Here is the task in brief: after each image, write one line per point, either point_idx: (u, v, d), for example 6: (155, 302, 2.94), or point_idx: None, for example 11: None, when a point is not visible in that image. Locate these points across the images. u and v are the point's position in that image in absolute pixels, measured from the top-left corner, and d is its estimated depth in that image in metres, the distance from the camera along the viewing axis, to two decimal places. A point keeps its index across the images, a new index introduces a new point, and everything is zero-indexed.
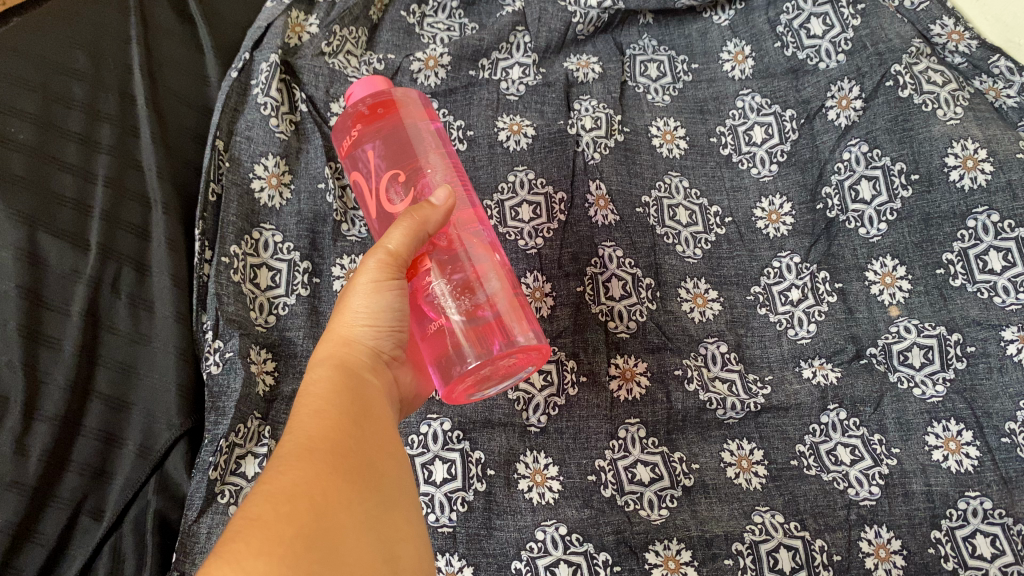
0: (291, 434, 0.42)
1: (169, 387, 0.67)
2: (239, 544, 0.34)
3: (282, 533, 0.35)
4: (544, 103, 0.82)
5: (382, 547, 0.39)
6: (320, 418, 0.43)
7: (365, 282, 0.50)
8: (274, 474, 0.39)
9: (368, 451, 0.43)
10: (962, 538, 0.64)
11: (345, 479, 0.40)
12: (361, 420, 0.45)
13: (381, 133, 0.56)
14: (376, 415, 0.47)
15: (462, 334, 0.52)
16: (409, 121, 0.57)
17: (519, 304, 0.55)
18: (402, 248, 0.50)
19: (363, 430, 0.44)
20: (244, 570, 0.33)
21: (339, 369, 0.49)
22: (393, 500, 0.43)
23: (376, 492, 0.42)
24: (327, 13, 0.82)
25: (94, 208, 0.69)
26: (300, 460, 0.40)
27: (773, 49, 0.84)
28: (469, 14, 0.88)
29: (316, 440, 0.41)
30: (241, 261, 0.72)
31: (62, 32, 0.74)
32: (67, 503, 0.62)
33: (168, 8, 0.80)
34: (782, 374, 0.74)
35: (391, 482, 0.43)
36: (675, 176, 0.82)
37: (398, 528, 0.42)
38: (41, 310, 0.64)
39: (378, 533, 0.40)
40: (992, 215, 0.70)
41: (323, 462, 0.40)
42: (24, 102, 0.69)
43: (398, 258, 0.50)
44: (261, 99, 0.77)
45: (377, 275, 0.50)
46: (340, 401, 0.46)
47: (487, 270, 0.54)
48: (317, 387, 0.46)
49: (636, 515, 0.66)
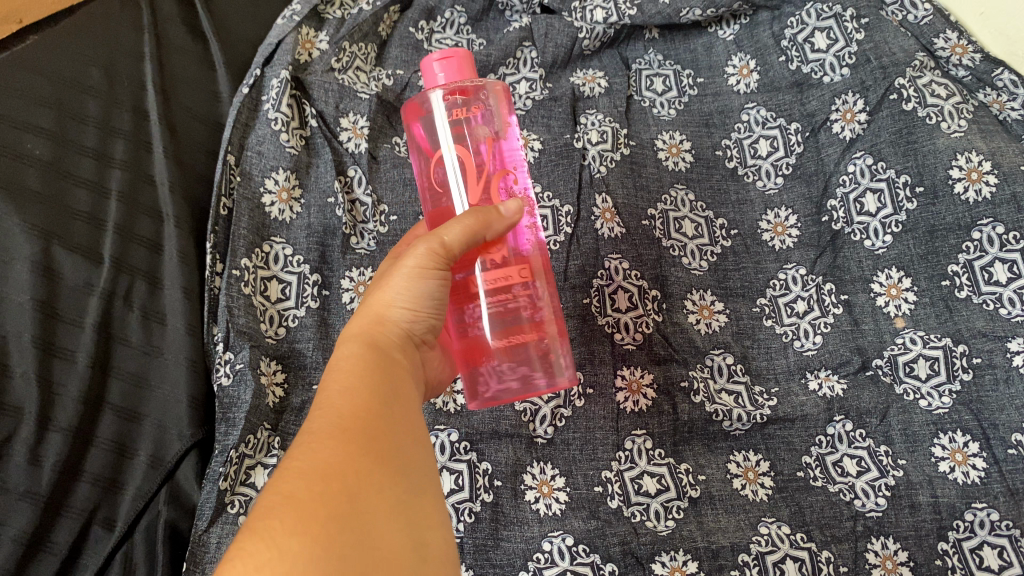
0: (319, 410, 0.42)
1: (180, 399, 0.68)
2: (271, 522, 0.35)
3: (314, 516, 0.36)
4: (550, 118, 0.83)
5: (411, 528, 0.40)
6: (349, 396, 0.44)
7: (410, 269, 0.50)
8: (305, 450, 0.39)
9: (397, 431, 0.43)
10: (970, 549, 0.64)
11: (377, 459, 0.40)
12: (390, 396, 0.45)
13: (481, 133, 0.53)
14: (405, 394, 0.47)
15: (501, 351, 0.54)
16: (501, 122, 0.55)
17: (561, 329, 0.57)
18: (455, 244, 0.50)
19: (392, 409, 0.45)
20: (279, 557, 0.34)
21: (370, 347, 0.49)
22: (421, 480, 0.43)
23: (405, 472, 0.42)
24: (337, 30, 0.83)
25: (107, 223, 0.70)
26: (331, 437, 0.40)
27: (779, 63, 0.84)
28: (477, 29, 0.89)
29: (347, 418, 0.42)
30: (252, 274, 0.73)
31: (77, 49, 0.75)
32: (80, 513, 0.64)
33: (181, 25, 0.82)
34: (788, 386, 0.74)
35: (419, 462, 0.44)
36: (680, 189, 0.82)
37: (427, 508, 0.42)
38: (54, 323, 0.65)
39: (408, 516, 0.40)
40: (997, 227, 0.70)
41: (353, 439, 0.40)
42: (41, 118, 0.70)
43: (449, 254, 0.50)
44: (272, 114, 0.78)
45: (425, 268, 0.50)
46: (370, 378, 0.46)
47: (545, 301, 0.56)
48: (346, 363, 0.47)
49: (642, 526, 0.67)
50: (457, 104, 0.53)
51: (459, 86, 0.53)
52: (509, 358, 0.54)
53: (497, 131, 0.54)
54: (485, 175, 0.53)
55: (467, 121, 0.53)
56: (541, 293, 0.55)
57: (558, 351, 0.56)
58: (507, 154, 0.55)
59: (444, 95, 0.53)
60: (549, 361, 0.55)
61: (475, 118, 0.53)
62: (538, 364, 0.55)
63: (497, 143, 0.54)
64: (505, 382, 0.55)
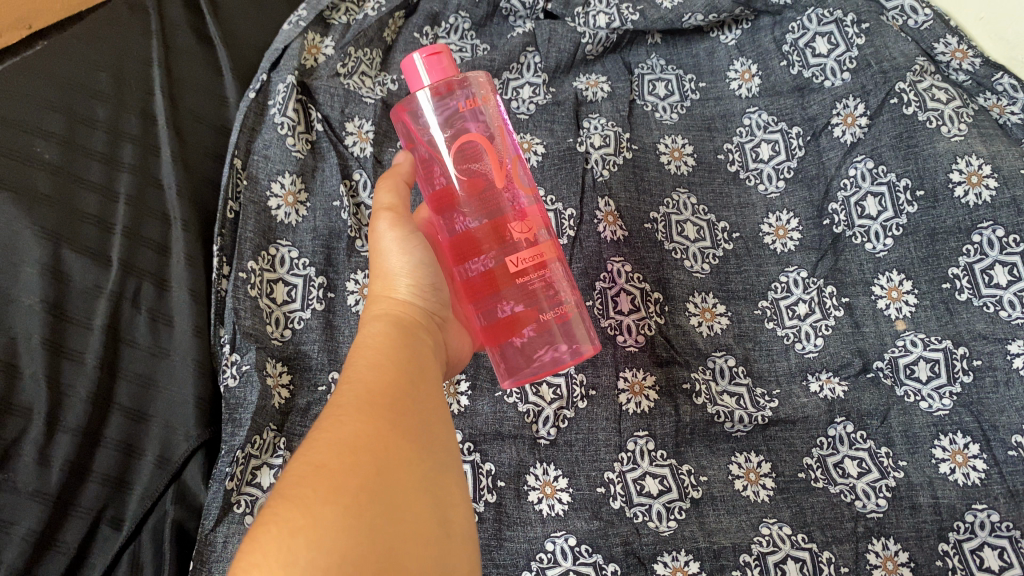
0: (346, 388, 0.43)
1: (187, 400, 0.69)
2: (304, 490, 0.36)
3: (347, 485, 0.36)
4: (553, 122, 0.84)
5: (439, 503, 0.40)
6: (375, 377, 0.44)
7: (390, 239, 0.55)
8: (333, 426, 0.40)
9: (421, 411, 0.44)
10: (970, 550, 0.65)
11: (403, 435, 0.41)
12: (413, 378, 0.46)
13: (473, 130, 0.55)
14: (427, 377, 0.48)
15: (525, 326, 0.58)
16: (490, 117, 0.57)
17: (577, 297, 0.61)
18: (394, 200, 0.56)
19: (416, 390, 0.45)
20: (314, 523, 0.34)
21: (392, 324, 0.51)
22: (446, 461, 0.43)
23: (431, 450, 0.42)
24: (342, 36, 0.84)
25: (116, 225, 0.71)
26: (358, 413, 0.41)
27: (779, 67, 0.85)
28: (480, 35, 0.90)
29: (373, 396, 0.43)
30: (258, 276, 0.74)
31: (87, 55, 0.76)
32: (88, 512, 0.64)
33: (188, 32, 0.83)
34: (790, 387, 0.74)
35: (443, 443, 0.44)
36: (682, 193, 0.83)
37: (454, 487, 0.42)
38: (64, 325, 0.66)
39: (436, 492, 0.40)
40: (997, 230, 0.71)
41: (380, 415, 0.41)
42: (51, 123, 0.71)
43: (399, 211, 0.55)
44: (279, 118, 0.79)
45: (398, 228, 0.55)
46: (394, 361, 0.47)
47: (559, 273, 0.59)
48: (369, 345, 0.48)
49: (645, 526, 0.67)
50: (445, 105, 0.55)
51: (446, 84, 0.54)
52: (535, 334, 0.58)
53: (487, 120, 0.56)
54: (484, 162, 0.55)
55: (459, 115, 0.55)
56: (555, 264, 0.59)
57: (578, 318, 0.59)
58: (500, 140, 0.57)
59: (430, 95, 0.55)
60: (569, 328, 0.59)
61: (465, 117, 0.55)
62: (558, 331, 0.58)
63: (490, 136, 0.56)
64: (533, 356, 0.58)
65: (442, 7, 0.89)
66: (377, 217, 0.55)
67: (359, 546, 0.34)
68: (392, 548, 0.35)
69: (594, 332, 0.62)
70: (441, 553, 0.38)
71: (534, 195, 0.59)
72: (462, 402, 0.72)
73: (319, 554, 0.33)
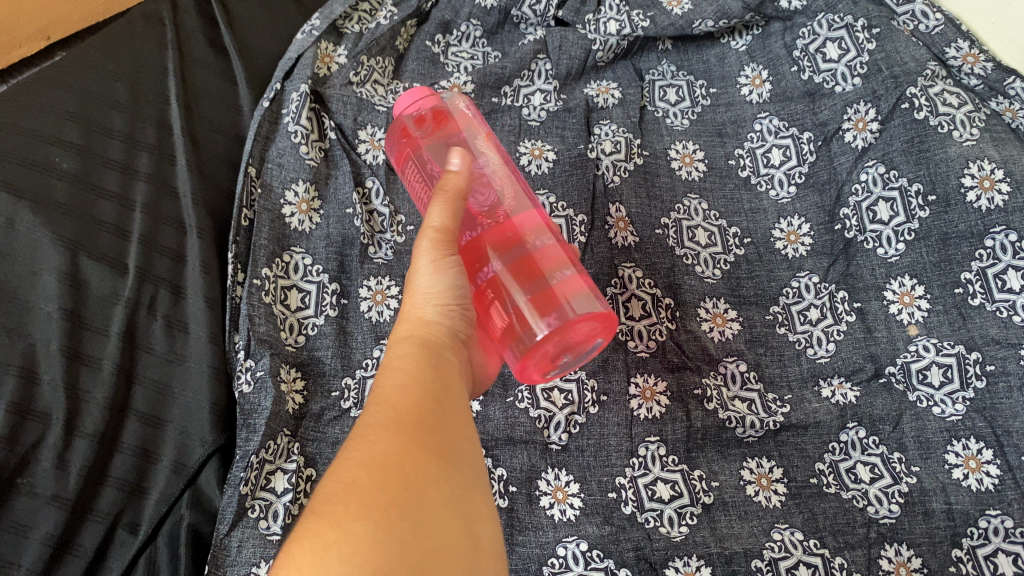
0: (376, 405, 0.44)
1: (202, 406, 0.70)
2: (337, 505, 0.37)
3: (377, 499, 0.37)
4: (565, 128, 0.84)
5: (467, 520, 0.40)
6: (404, 392, 0.45)
7: (425, 261, 0.53)
8: (364, 442, 0.41)
9: (449, 428, 0.44)
10: (984, 556, 0.64)
11: (431, 452, 0.42)
12: (440, 393, 0.47)
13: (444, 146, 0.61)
14: (454, 394, 0.48)
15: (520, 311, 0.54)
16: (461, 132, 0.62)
17: (578, 276, 0.56)
18: (447, 223, 0.53)
19: (444, 407, 0.46)
20: (344, 537, 0.35)
21: (420, 345, 0.51)
22: (474, 479, 0.44)
23: (459, 468, 0.43)
24: (355, 45, 0.85)
25: (132, 233, 0.72)
26: (389, 430, 0.41)
27: (790, 73, 0.86)
28: (492, 43, 0.92)
29: (402, 412, 0.43)
30: (272, 283, 0.74)
31: (104, 67, 0.78)
32: (105, 517, 0.65)
33: (203, 41, 0.85)
34: (802, 393, 0.74)
35: (471, 461, 0.44)
36: (694, 199, 0.83)
37: (480, 502, 0.43)
38: (81, 331, 0.67)
39: (464, 507, 0.41)
40: (1011, 235, 0.70)
41: (409, 430, 0.42)
42: (69, 134, 0.73)
43: (447, 232, 0.53)
44: (293, 127, 0.80)
45: (435, 253, 0.53)
46: (422, 376, 0.48)
47: (548, 253, 0.56)
48: (397, 362, 0.49)
49: (657, 532, 0.67)
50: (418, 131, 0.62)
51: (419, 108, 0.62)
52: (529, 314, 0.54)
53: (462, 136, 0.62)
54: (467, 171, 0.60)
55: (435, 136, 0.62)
56: (542, 246, 0.56)
57: (575, 290, 0.54)
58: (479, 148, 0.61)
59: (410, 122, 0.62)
60: (565, 303, 0.54)
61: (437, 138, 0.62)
62: (551, 305, 0.53)
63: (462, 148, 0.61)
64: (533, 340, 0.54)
65: (454, 15, 0.91)
66: (422, 237, 0.54)
67: (389, 560, 0.35)
68: (420, 565, 0.36)
69: (607, 310, 0.56)
70: (468, 567, 0.38)
71: (516, 188, 0.59)
72: (474, 407, 0.73)
73: (349, 564, 0.34)
